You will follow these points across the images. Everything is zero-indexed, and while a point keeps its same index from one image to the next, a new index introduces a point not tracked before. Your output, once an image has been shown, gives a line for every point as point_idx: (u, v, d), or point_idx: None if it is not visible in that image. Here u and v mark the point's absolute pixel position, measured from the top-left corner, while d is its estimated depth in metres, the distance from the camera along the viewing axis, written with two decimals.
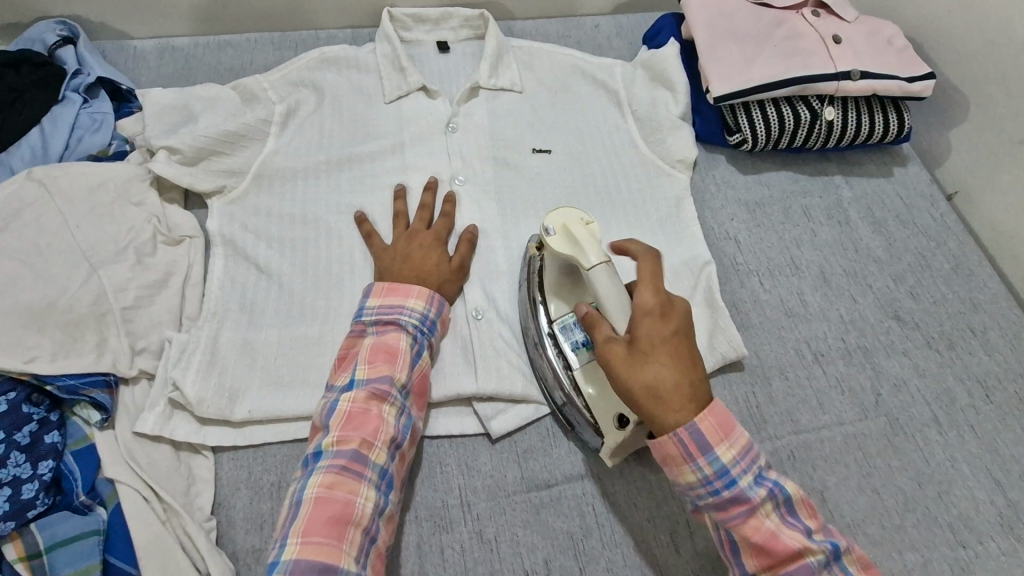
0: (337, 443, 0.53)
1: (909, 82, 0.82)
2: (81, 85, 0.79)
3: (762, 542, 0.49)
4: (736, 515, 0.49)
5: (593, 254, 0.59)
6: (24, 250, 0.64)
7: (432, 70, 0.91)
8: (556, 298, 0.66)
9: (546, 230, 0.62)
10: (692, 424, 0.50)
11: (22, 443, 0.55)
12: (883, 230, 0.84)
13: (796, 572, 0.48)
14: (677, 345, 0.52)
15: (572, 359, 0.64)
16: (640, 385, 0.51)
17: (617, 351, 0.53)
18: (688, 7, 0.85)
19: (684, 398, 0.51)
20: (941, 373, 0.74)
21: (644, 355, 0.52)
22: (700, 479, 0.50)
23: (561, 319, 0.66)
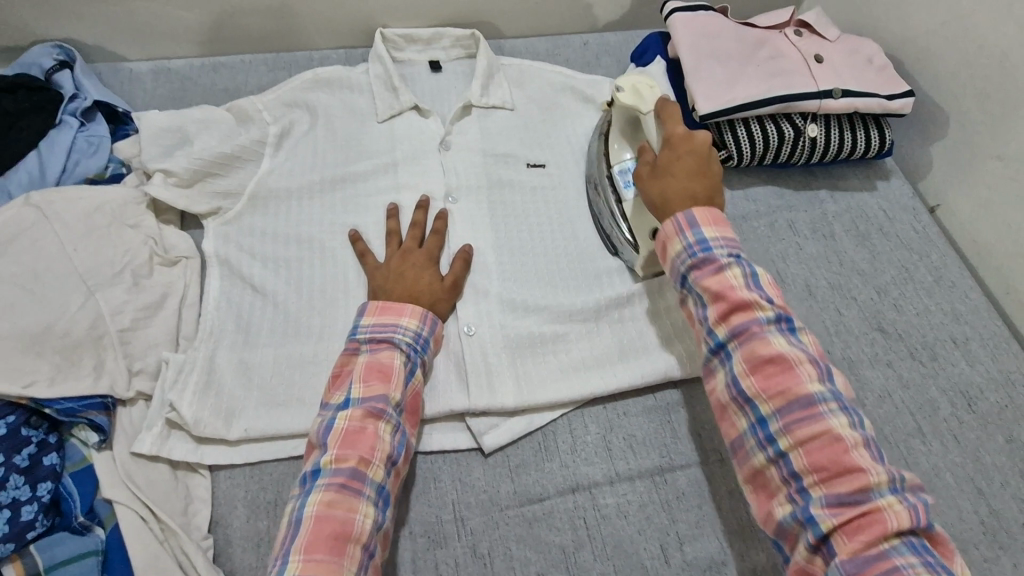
0: (334, 461, 0.54)
1: (889, 99, 0.84)
2: (77, 109, 0.80)
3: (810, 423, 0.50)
4: (786, 397, 0.52)
5: (651, 102, 0.71)
6: (22, 275, 0.64)
7: (423, 89, 0.93)
8: (619, 143, 0.78)
9: (619, 88, 0.73)
10: (677, 215, 0.60)
11: (21, 466, 0.56)
12: (867, 242, 0.86)
13: (837, 456, 0.48)
14: (690, 162, 0.63)
15: (625, 193, 0.76)
16: (655, 196, 0.63)
17: (646, 168, 0.66)
18: (674, 26, 0.87)
19: (681, 204, 0.61)
20: (925, 384, 0.75)
21: (662, 172, 0.64)
22: (761, 372, 0.53)
23: (618, 162, 0.78)
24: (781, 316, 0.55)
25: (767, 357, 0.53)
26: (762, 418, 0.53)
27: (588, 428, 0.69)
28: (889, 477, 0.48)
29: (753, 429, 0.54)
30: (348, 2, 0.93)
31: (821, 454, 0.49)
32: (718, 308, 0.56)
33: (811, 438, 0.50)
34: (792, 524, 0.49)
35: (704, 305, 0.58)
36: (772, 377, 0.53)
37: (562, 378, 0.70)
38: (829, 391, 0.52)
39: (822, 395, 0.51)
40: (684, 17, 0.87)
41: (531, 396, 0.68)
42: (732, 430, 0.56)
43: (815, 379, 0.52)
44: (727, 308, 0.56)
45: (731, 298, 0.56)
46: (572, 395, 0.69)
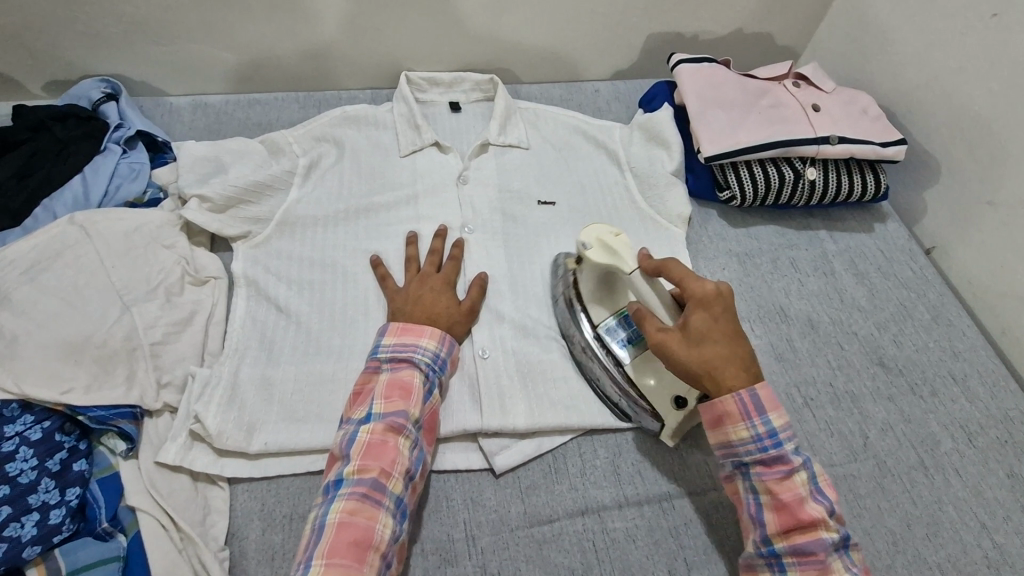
0: (357, 472, 0.56)
1: (883, 146, 0.89)
2: (121, 137, 0.85)
3: (788, 503, 0.57)
4: (772, 474, 0.58)
5: (632, 260, 0.67)
6: (64, 288, 0.68)
7: (444, 128, 0.99)
8: (596, 305, 0.74)
9: (585, 244, 0.70)
10: (739, 394, 0.59)
11: (52, 470, 0.58)
12: (866, 281, 0.89)
13: (807, 537, 0.56)
14: (728, 326, 0.61)
15: (622, 356, 0.71)
16: (700, 364, 0.60)
17: (674, 339, 0.61)
18: (680, 76, 0.93)
19: (732, 379, 0.60)
20: (926, 418, 0.77)
21: (701, 340, 0.60)
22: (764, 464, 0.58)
23: (603, 322, 0.73)
24: (808, 464, 0.59)
25: (796, 510, 0.56)
26: (780, 565, 0.57)
27: (597, 452, 0.71)
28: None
29: (769, 569, 0.58)
30: (377, 49, 1.00)
31: None
32: (754, 446, 0.58)
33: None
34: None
35: (736, 441, 0.59)
36: (795, 528, 0.56)
37: (571, 403, 0.72)
38: (844, 539, 0.57)
39: (801, 472, 0.58)
40: (690, 67, 0.94)
41: (543, 419, 0.70)
42: (747, 562, 0.60)
43: (836, 533, 0.56)
44: (765, 448, 0.58)
45: (764, 438, 0.58)
46: (582, 419, 0.71)
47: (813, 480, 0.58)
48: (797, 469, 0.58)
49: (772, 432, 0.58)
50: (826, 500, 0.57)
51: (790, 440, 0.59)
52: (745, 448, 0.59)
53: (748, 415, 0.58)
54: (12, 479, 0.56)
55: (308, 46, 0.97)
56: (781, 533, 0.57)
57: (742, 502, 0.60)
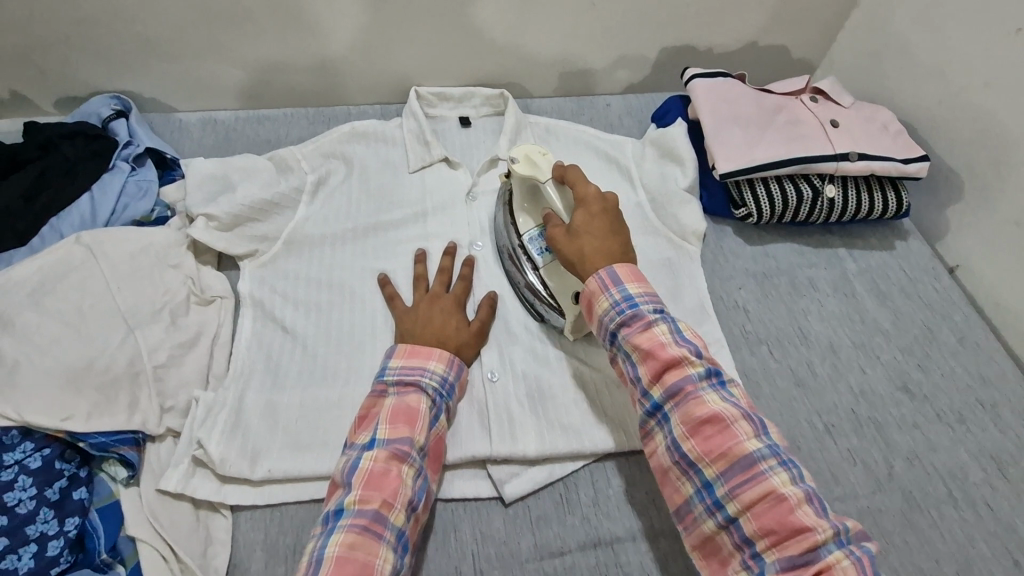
0: (358, 502, 0.54)
1: (906, 163, 0.86)
2: (130, 155, 0.85)
3: (651, 349, 0.59)
4: (636, 330, 0.61)
5: (547, 168, 0.73)
6: (68, 311, 0.67)
7: (453, 144, 0.98)
8: (524, 215, 0.78)
9: (512, 158, 0.75)
10: (598, 271, 0.64)
11: (51, 500, 0.57)
12: (888, 302, 0.86)
13: (676, 376, 0.58)
14: (603, 223, 0.67)
15: (539, 261, 0.75)
16: (576, 250, 0.66)
17: (564, 231, 0.68)
18: (694, 91, 0.91)
19: (596, 264, 0.65)
20: (954, 447, 0.74)
21: (576, 232, 0.67)
22: (635, 328, 0.61)
23: (527, 232, 0.77)
24: (670, 319, 0.62)
25: (658, 354, 0.59)
26: (664, 415, 0.59)
27: (610, 481, 0.68)
28: (774, 450, 0.55)
29: (659, 427, 0.59)
30: (387, 64, 0.99)
31: (716, 441, 0.55)
32: (614, 312, 0.62)
33: (697, 413, 0.56)
34: (728, 542, 0.54)
35: (602, 314, 0.63)
36: (666, 373, 0.59)
37: (583, 428, 0.70)
38: (714, 374, 0.59)
39: (660, 323, 0.61)
40: (704, 82, 0.92)
41: (554, 446, 0.68)
42: (646, 433, 0.61)
43: (700, 368, 0.58)
44: (622, 311, 0.62)
45: (622, 303, 0.62)
46: (594, 446, 0.68)
47: (674, 329, 0.61)
48: (655, 319, 0.61)
49: (629, 296, 0.62)
50: (689, 344, 0.60)
51: (648, 302, 0.62)
52: (615, 323, 0.62)
53: (604, 285, 0.63)
54: (10, 510, 0.55)
55: (318, 61, 0.97)
56: (654, 382, 0.59)
57: (623, 373, 0.63)
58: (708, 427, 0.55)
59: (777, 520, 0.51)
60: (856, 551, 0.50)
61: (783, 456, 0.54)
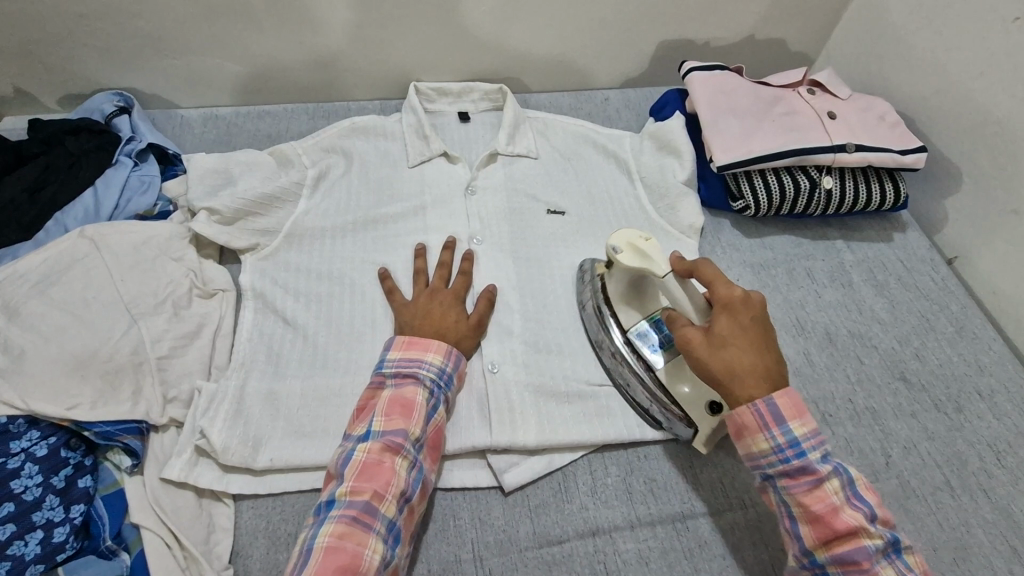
0: (350, 493, 0.55)
1: (903, 154, 0.87)
2: (133, 150, 0.86)
3: (822, 513, 0.53)
4: (801, 484, 0.55)
5: (664, 263, 0.65)
6: (72, 302, 0.68)
7: (453, 138, 0.99)
8: (625, 309, 0.73)
9: (613, 248, 0.68)
10: (757, 401, 0.56)
11: (57, 486, 0.58)
12: (886, 292, 0.87)
13: (849, 547, 0.52)
14: (753, 334, 0.59)
15: (654, 360, 0.70)
16: (724, 365, 0.58)
17: (694, 337, 0.60)
18: (691, 83, 0.91)
19: (751, 388, 0.57)
20: (951, 435, 0.74)
21: (723, 344, 0.58)
22: (813, 518, 0.53)
23: (635, 327, 0.72)
24: (859, 495, 0.54)
25: (831, 519, 0.52)
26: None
27: (608, 470, 0.69)
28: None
29: None
30: (386, 59, 1.00)
31: None
32: (775, 456, 0.56)
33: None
34: None
35: (758, 453, 0.56)
36: (835, 539, 0.52)
37: (582, 419, 0.71)
38: (892, 543, 0.52)
39: (832, 478, 0.54)
40: (701, 75, 0.92)
41: (553, 436, 0.68)
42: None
43: (881, 539, 0.51)
44: (785, 457, 0.55)
45: (786, 449, 0.55)
46: (593, 435, 0.69)
47: (847, 481, 0.54)
48: (828, 471, 0.54)
49: (794, 441, 0.55)
50: (859, 500, 0.53)
51: (819, 447, 0.55)
52: (777, 471, 0.56)
53: (766, 425, 0.56)
54: (17, 497, 0.56)
55: (318, 56, 0.98)
56: (820, 545, 0.53)
57: (777, 514, 0.57)
58: None
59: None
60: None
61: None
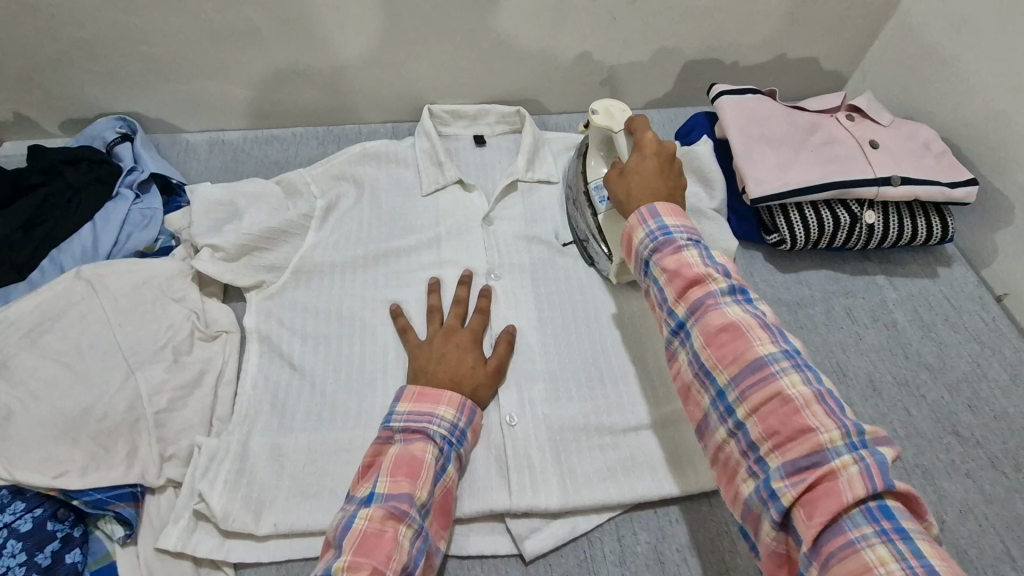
0: (347, 569, 0.49)
1: (952, 187, 0.81)
2: (134, 181, 0.82)
3: (677, 265, 0.58)
4: (667, 259, 0.59)
5: (622, 121, 0.75)
6: (66, 352, 0.64)
7: (468, 164, 0.94)
8: (593, 163, 0.81)
9: (591, 111, 0.77)
10: (640, 206, 0.63)
11: (42, 565, 0.54)
12: (933, 334, 0.81)
13: (706, 304, 0.55)
14: (657, 165, 0.67)
15: (600, 208, 0.78)
16: (622, 195, 0.67)
17: (614, 175, 0.69)
18: (722, 109, 0.86)
19: (640, 202, 0.65)
20: (1010, 499, 0.68)
21: (629, 173, 0.67)
22: (680, 284, 0.57)
23: (596, 179, 0.79)
24: (737, 289, 0.56)
25: (684, 272, 0.57)
26: (687, 332, 0.56)
27: (638, 536, 0.64)
28: (793, 358, 0.51)
29: (682, 346, 0.57)
30: (398, 82, 0.96)
31: (739, 361, 0.52)
32: (649, 241, 0.61)
33: (710, 328, 0.54)
34: (735, 457, 0.51)
35: (638, 245, 0.62)
36: (693, 292, 0.56)
37: (609, 477, 0.65)
38: (740, 294, 0.56)
39: (692, 248, 0.58)
40: (733, 100, 0.87)
41: (577, 497, 0.63)
42: (701, 425, 0.56)
43: (724, 285, 0.56)
44: (656, 239, 0.60)
45: (658, 233, 0.60)
46: (621, 497, 0.64)
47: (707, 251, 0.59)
48: (687, 244, 0.59)
49: (663, 226, 0.60)
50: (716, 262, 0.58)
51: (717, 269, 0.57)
52: (655, 273, 0.60)
53: (642, 219, 0.62)
54: None
55: (327, 79, 0.93)
56: (682, 299, 0.57)
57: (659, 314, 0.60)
58: (733, 356, 0.52)
59: (820, 490, 0.44)
60: (892, 528, 0.42)
61: (799, 361, 0.51)
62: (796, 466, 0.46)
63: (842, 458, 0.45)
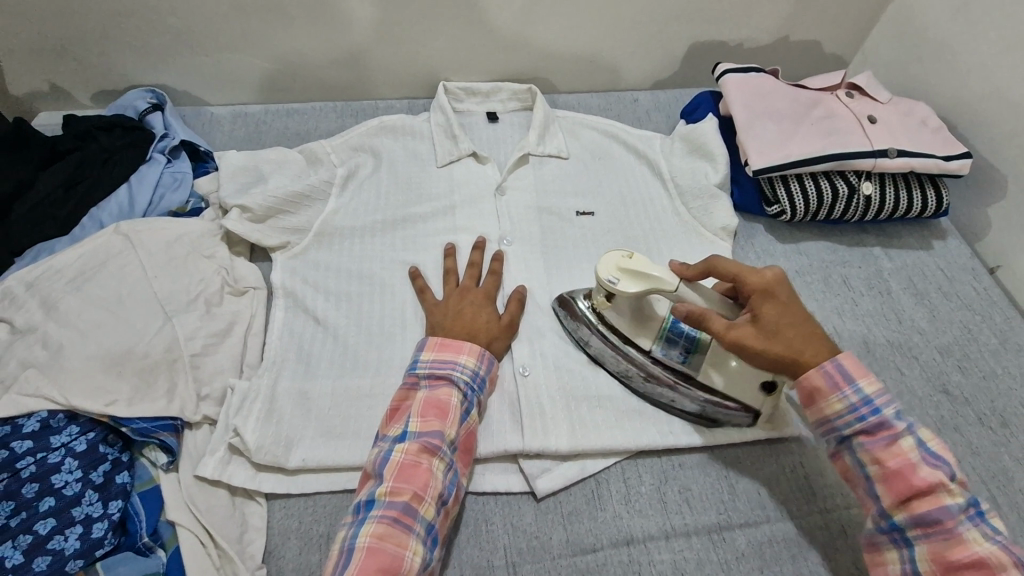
0: (390, 494, 0.55)
1: (946, 160, 0.85)
2: (165, 147, 0.86)
3: (898, 468, 0.55)
4: (882, 441, 0.57)
5: (662, 270, 0.66)
6: (108, 298, 0.68)
7: (480, 139, 0.98)
8: (639, 335, 0.71)
9: (609, 281, 0.66)
10: (829, 368, 0.59)
11: (96, 483, 0.58)
12: (926, 301, 0.85)
13: (931, 506, 0.54)
14: (792, 305, 0.62)
15: (689, 369, 0.69)
16: (781, 355, 0.61)
17: (745, 336, 0.61)
18: (726, 86, 0.90)
19: (816, 356, 0.60)
20: (995, 451, 0.72)
21: (774, 327, 0.61)
22: (900, 491, 0.55)
23: (655, 346, 0.71)
24: (915, 428, 0.57)
25: (908, 476, 0.55)
26: (903, 539, 0.55)
27: (642, 479, 0.68)
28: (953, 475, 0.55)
29: (891, 545, 0.56)
30: (415, 58, 0.99)
31: (963, 569, 0.52)
32: (851, 415, 0.58)
33: (914, 498, 0.54)
34: None
35: (832, 414, 0.59)
36: (914, 498, 0.55)
37: (615, 425, 0.69)
38: (974, 508, 0.54)
39: (908, 437, 0.56)
40: (736, 78, 0.90)
41: (586, 441, 0.67)
42: (870, 542, 0.58)
43: (935, 464, 0.55)
44: (864, 417, 0.58)
45: (863, 408, 0.58)
46: (627, 443, 0.68)
47: (928, 444, 0.56)
48: (908, 434, 0.57)
49: (869, 401, 0.58)
50: (943, 462, 0.55)
51: (891, 406, 0.58)
52: (838, 415, 0.59)
53: (837, 385, 0.59)
54: (58, 491, 0.57)
55: (348, 55, 0.97)
56: (898, 504, 0.55)
57: (853, 479, 0.59)
58: (952, 551, 0.52)
59: None
60: None
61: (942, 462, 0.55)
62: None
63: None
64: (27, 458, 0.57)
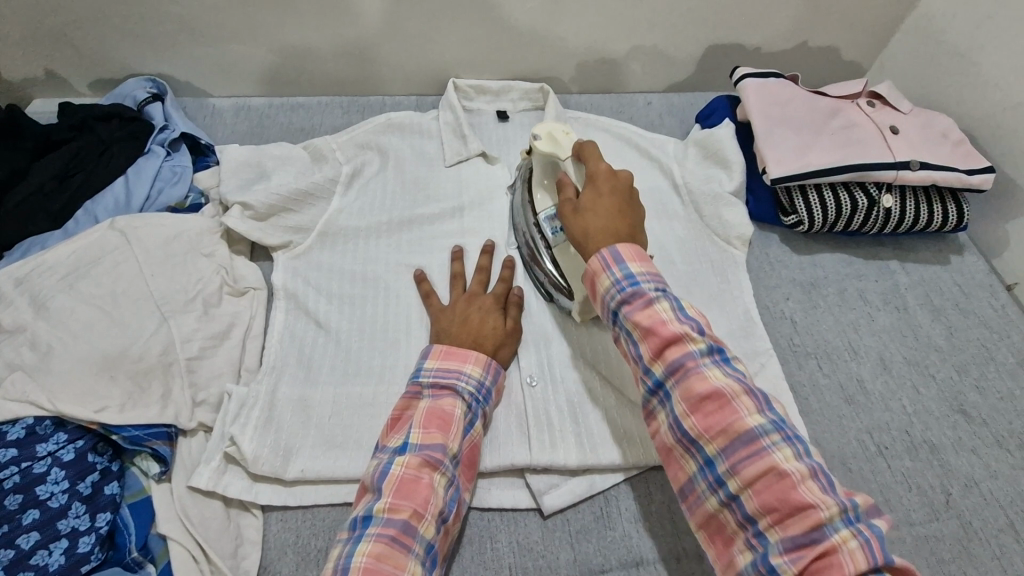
0: (388, 510, 0.52)
1: (969, 174, 0.82)
2: (165, 139, 0.83)
3: (651, 326, 0.55)
4: (637, 305, 0.57)
5: (568, 148, 0.71)
6: (102, 297, 0.65)
7: (489, 138, 0.95)
8: (541, 192, 0.76)
9: (535, 136, 0.73)
10: (601, 250, 0.60)
11: (84, 493, 0.56)
12: (943, 318, 0.83)
13: (678, 353, 0.54)
14: (615, 202, 0.63)
15: (550, 239, 0.73)
16: (578, 229, 0.63)
17: (570, 208, 0.65)
18: (745, 91, 0.87)
19: (598, 243, 0.61)
20: (1015, 476, 0.70)
21: (583, 210, 0.63)
22: (656, 345, 0.55)
23: (545, 210, 0.75)
24: (672, 295, 0.57)
25: (659, 330, 0.55)
26: (666, 395, 0.55)
27: (652, 497, 0.65)
28: (779, 426, 0.51)
29: (661, 406, 0.56)
30: (424, 55, 0.97)
31: (715, 418, 0.51)
32: (615, 291, 0.58)
33: (667, 348, 0.54)
34: (704, 488, 0.52)
35: (603, 293, 0.59)
36: (667, 350, 0.55)
37: (625, 439, 0.67)
38: (716, 351, 0.55)
39: (661, 300, 0.56)
40: (756, 83, 0.87)
41: (595, 456, 0.65)
42: (646, 411, 0.58)
43: (703, 343, 0.54)
44: (622, 289, 0.58)
45: (623, 281, 0.58)
46: (638, 459, 0.65)
47: (679, 307, 0.57)
48: (658, 296, 0.57)
49: (630, 275, 0.58)
50: (692, 321, 0.56)
51: (651, 280, 0.58)
52: (605, 288, 0.59)
53: (604, 264, 0.59)
54: (43, 503, 0.54)
55: (355, 49, 0.95)
56: (657, 361, 0.55)
57: (625, 352, 0.59)
58: (708, 403, 0.52)
59: (767, 486, 0.48)
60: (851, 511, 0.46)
61: (789, 433, 0.50)
62: (795, 542, 0.46)
63: (840, 534, 0.45)
64: (11, 468, 0.54)
